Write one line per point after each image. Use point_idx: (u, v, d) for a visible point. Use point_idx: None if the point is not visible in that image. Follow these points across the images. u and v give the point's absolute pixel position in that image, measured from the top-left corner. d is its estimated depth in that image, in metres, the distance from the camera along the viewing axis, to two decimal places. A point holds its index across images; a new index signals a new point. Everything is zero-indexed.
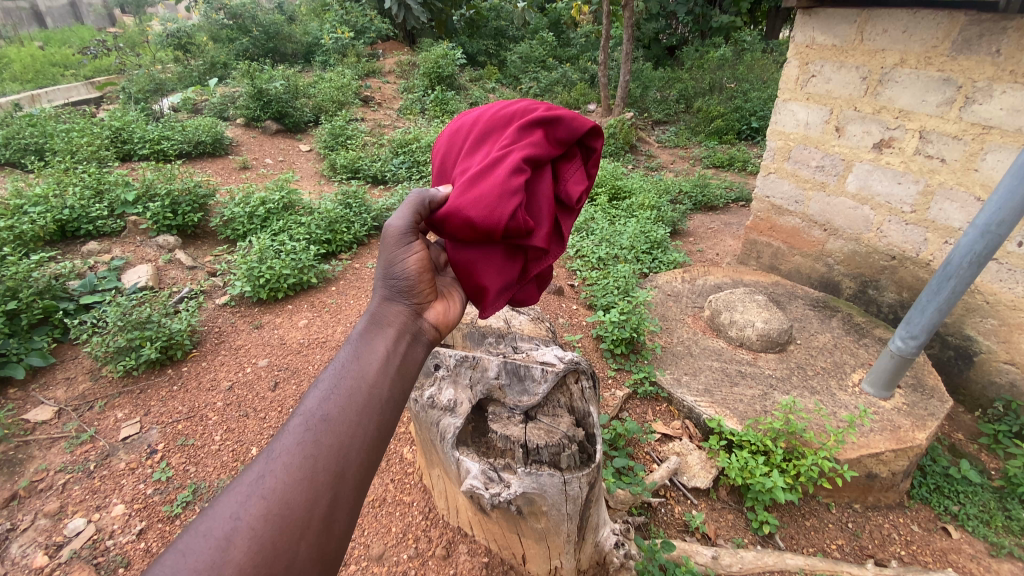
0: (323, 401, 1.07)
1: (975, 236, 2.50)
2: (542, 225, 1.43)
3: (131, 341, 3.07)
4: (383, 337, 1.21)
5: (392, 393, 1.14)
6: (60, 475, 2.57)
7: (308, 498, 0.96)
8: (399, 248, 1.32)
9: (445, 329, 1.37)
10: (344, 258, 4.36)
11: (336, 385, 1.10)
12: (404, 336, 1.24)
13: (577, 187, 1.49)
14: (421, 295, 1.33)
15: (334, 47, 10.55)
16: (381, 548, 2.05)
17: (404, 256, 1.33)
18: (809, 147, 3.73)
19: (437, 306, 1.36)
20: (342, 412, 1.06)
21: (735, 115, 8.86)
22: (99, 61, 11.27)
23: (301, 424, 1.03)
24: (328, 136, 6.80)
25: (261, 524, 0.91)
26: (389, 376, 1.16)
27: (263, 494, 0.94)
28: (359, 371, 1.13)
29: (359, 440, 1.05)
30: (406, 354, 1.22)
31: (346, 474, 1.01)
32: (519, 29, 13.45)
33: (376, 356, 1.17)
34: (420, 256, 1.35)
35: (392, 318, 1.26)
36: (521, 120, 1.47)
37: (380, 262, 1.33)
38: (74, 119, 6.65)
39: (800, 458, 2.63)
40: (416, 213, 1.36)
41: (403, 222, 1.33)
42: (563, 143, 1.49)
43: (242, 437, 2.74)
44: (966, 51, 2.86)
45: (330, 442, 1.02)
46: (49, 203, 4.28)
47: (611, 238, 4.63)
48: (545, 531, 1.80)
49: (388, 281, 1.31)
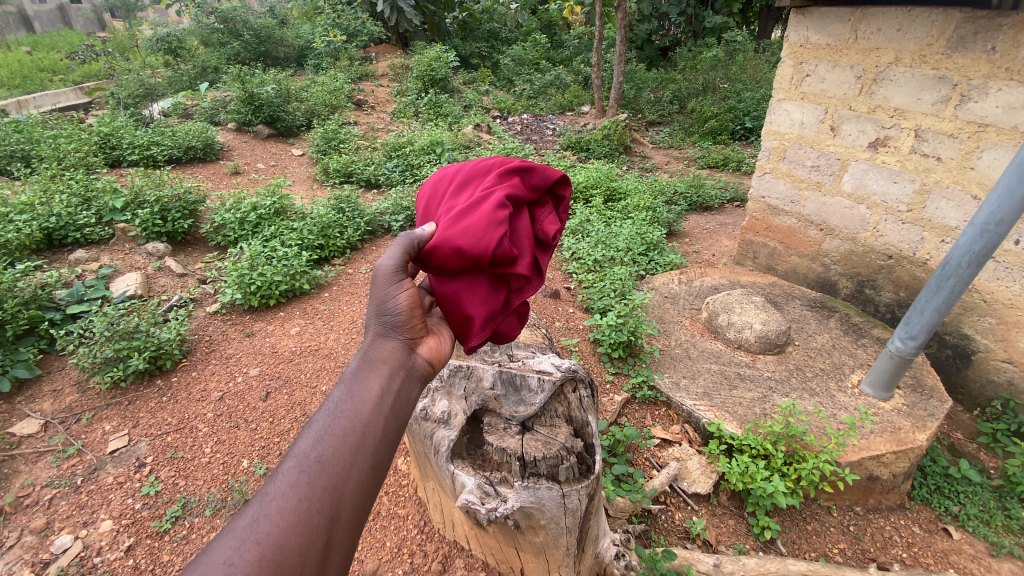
0: (316, 442, 1.02)
1: (973, 235, 2.46)
2: (525, 255, 1.39)
3: (119, 351, 3.00)
4: (376, 374, 1.16)
5: (386, 432, 1.09)
6: (46, 491, 2.51)
7: (301, 543, 0.92)
8: (390, 286, 1.27)
9: (439, 365, 1.31)
10: (337, 264, 4.31)
11: (330, 425, 1.05)
12: (399, 374, 1.19)
13: (553, 226, 1.48)
14: (415, 330, 1.28)
15: (327, 50, 10.54)
16: (375, 564, 1.99)
17: (396, 292, 1.28)
18: (804, 147, 3.71)
19: (430, 341, 1.31)
20: (336, 454, 1.02)
21: (729, 115, 8.88)
22: (88, 66, 11.09)
23: (295, 467, 0.99)
24: (321, 140, 6.75)
25: (254, 570, 0.86)
26: (383, 414, 1.11)
27: (257, 539, 0.89)
28: (352, 411, 1.09)
29: (353, 480, 1.01)
30: (402, 390, 1.17)
31: (340, 516, 0.97)
32: (512, 31, 13.49)
33: (369, 395, 1.12)
34: (412, 292, 1.29)
35: (386, 354, 1.21)
36: (500, 167, 1.46)
37: (372, 300, 1.27)
38: (63, 125, 6.57)
39: (801, 461, 2.59)
40: (406, 251, 1.31)
41: (394, 262, 1.28)
42: (538, 188, 1.48)
43: (233, 449, 2.69)
44: (960, 49, 2.84)
45: (323, 484, 0.98)
46: (36, 211, 4.20)
47: (606, 240, 4.58)
48: (544, 545, 1.75)
49: (380, 316, 1.26)
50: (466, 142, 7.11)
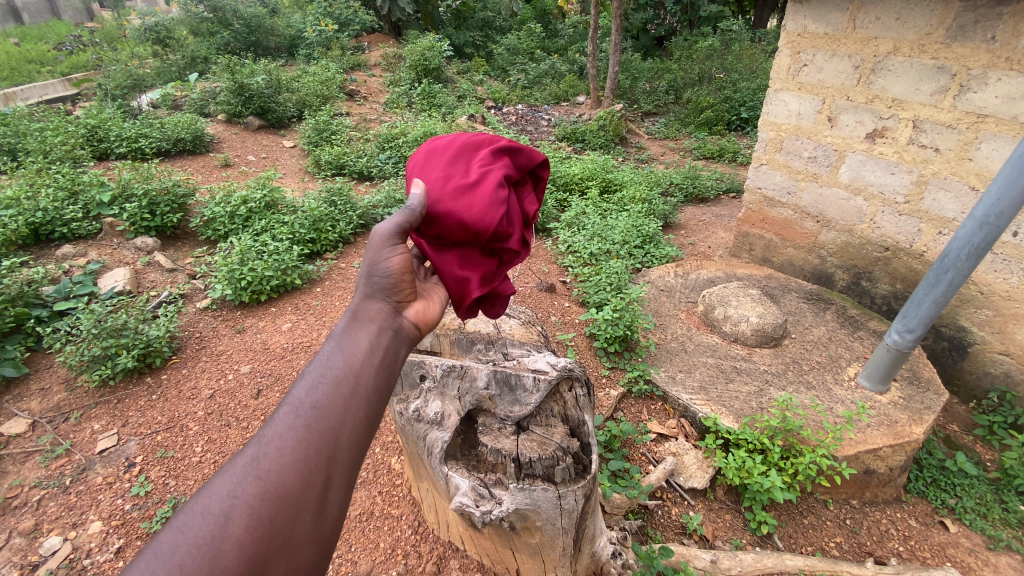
0: (310, 389, 0.99)
1: (973, 228, 2.44)
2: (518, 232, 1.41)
3: (107, 349, 2.95)
4: (366, 329, 1.12)
5: (380, 383, 1.06)
6: (34, 492, 2.46)
7: (301, 481, 0.91)
8: (382, 247, 1.18)
9: (428, 330, 1.24)
10: (329, 258, 4.26)
11: (324, 372, 1.02)
12: (388, 331, 1.14)
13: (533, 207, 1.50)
14: (404, 293, 1.20)
15: (318, 40, 10.38)
16: (369, 565, 1.97)
17: (388, 254, 1.19)
18: (801, 138, 3.67)
19: (417, 305, 1.24)
20: (331, 400, 0.99)
21: (724, 106, 8.84)
22: (75, 56, 10.85)
23: (289, 412, 0.96)
24: (312, 131, 6.66)
25: (257, 501, 0.86)
26: (377, 365, 1.07)
27: (258, 475, 0.89)
28: (344, 362, 1.05)
29: (348, 426, 0.98)
30: (394, 343, 1.13)
31: (338, 458, 0.95)
32: (506, 20, 13.33)
33: (361, 348, 1.08)
34: (407, 256, 1.22)
35: (376, 312, 1.16)
36: (490, 146, 1.43)
37: (363, 261, 1.20)
38: (49, 117, 6.44)
39: (798, 456, 2.57)
40: (408, 216, 1.24)
41: (392, 226, 1.20)
42: (523, 170, 1.49)
43: (224, 448, 2.65)
44: (960, 39, 2.81)
45: (319, 428, 0.95)
46: (21, 206, 4.11)
47: (602, 233, 4.51)
48: (540, 546, 1.73)
49: (370, 279, 1.18)
50: (460, 133, 7.02)
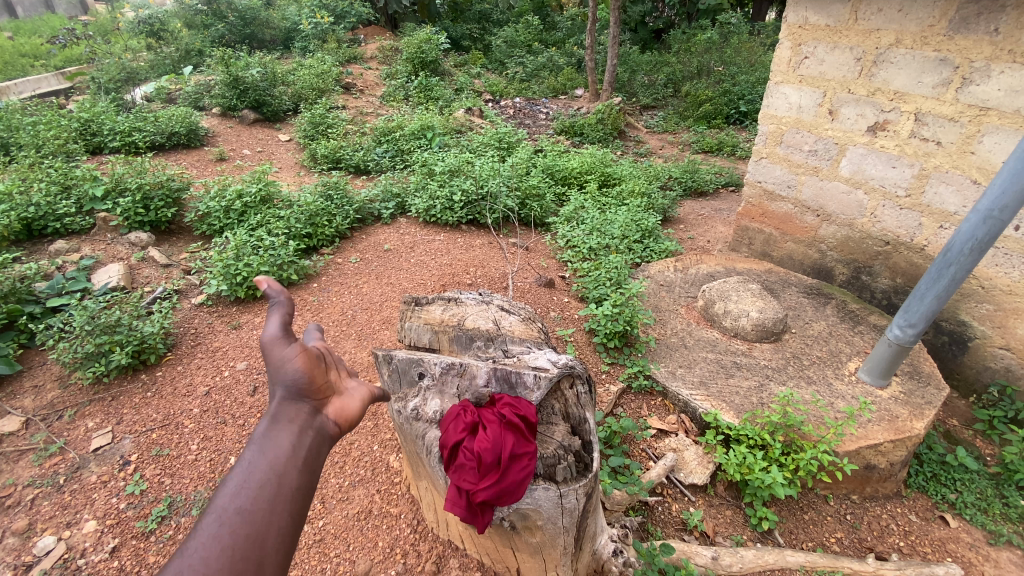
0: (234, 495, 1.00)
1: (977, 222, 2.41)
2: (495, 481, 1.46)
3: (100, 346, 2.91)
4: (285, 432, 1.13)
5: (303, 481, 1.08)
6: (27, 491, 2.43)
7: None
8: (285, 354, 1.23)
9: (350, 422, 1.26)
10: (326, 254, 4.22)
11: (245, 479, 1.03)
12: (308, 432, 1.16)
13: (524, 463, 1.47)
14: (319, 390, 1.24)
15: (314, 32, 10.28)
16: (367, 564, 1.95)
17: (291, 359, 1.23)
18: (802, 131, 3.63)
19: (336, 401, 1.27)
20: (255, 504, 1.00)
21: (723, 99, 8.79)
22: (68, 49, 10.70)
23: (214, 520, 0.96)
24: (308, 125, 6.59)
25: None
26: (297, 466, 1.09)
27: None
28: (266, 465, 1.07)
29: (275, 528, 1.00)
30: (313, 442, 1.15)
31: (266, 561, 0.96)
32: (503, 13, 13.22)
33: (282, 449, 1.10)
34: (308, 356, 1.26)
35: (293, 414, 1.18)
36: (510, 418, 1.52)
37: (270, 369, 1.23)
38: (42, 111, 6.35)
39: (799, 452, 2.55)
40: (286, 311, 1.27)
41: (279, 327, 1.24)
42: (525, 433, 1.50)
43: (221, 445, 2.63)
44: (963, 31, 2.77)
45: (246, 533, 0.97)
46: (13, 200, 4.06)
47: (602, 227, 4.46)
48: (541, 545, 1.71)
49: (281, 382, 1.21)
50: (458, 127, 6.96)
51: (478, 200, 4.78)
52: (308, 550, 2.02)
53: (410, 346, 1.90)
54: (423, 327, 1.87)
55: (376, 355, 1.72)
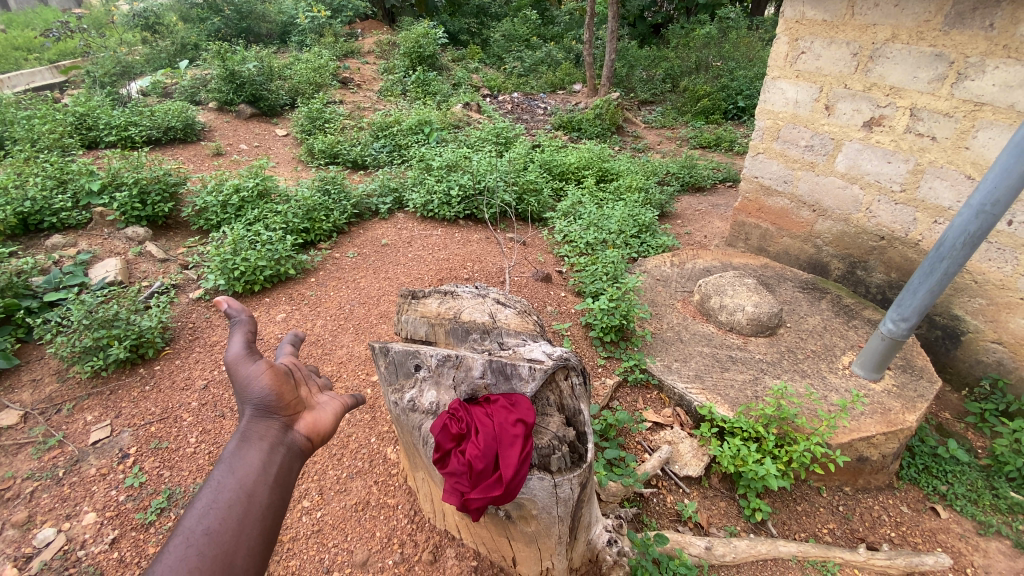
0: (202, 516, 1.01)
1: (969, 216, 2.43)
2: (484, 476, 1.48)
3: (99, 340, 2.91)
4: (254, 450, 1.15)
5: (273, 499, 1.09)
6: (27, 483, 2.45)
7: None
8: (250, 372, 1.25)
9: (321, 437, 1.29)
10: (323, 248, 4.22)
11: (214, 499, 1.04)
12: (278, 449, 1.18)
13: (514, 459, 1.46)
14: (289, 407, 1.26)
15: (310, 26, 10.24)
16: (365, 554, 1.97)
17: (257, 377, 1.25)
18: (798, 126, 3.65)
19: (307, 416, 1.29)
20: (224, 524, 1.01)
21: (721, 94, 8.79)
22: (62, 43, 10.63)
23: (181, 542, 0.96)
24: (305, 120, 6.58)
25: None
26: (267, 484, 1.11)
27: None
28: (236, 484, 1.08)
29: (243, 546, 1.01)
30: (284, 461, 1.17)
31: None
32: (501, 7, 13.18)
33: (252, 467, 1.12)
34: (276, 373, 1.28)
35: (263, 431, 1.19)
36: (501, 415, 1.54)
37: (236, 388, 1.26)
38: (37, 105, 6.32)
39: (792, 444, 2.58)
40: (248, 329, 1.31)
41: (243, 346, 1.28)
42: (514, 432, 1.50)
43: (219, 439, 2.64)
44: (958, 26, 2.78)
45: (213, 553, 0.97)
46: (9, 195, 4.05)
47: (599, 222, 4.48)
48: (536, 534, 1.73)
49: (249, 401, 1.23)
50: (456, 122, 6.95)
51: (475, 195, 4.78)
52: (306, 541, 2.04)
53: (405, 337, 1.90)
54: (419, 320, 1.87)
55: (372, 347, 1.72)
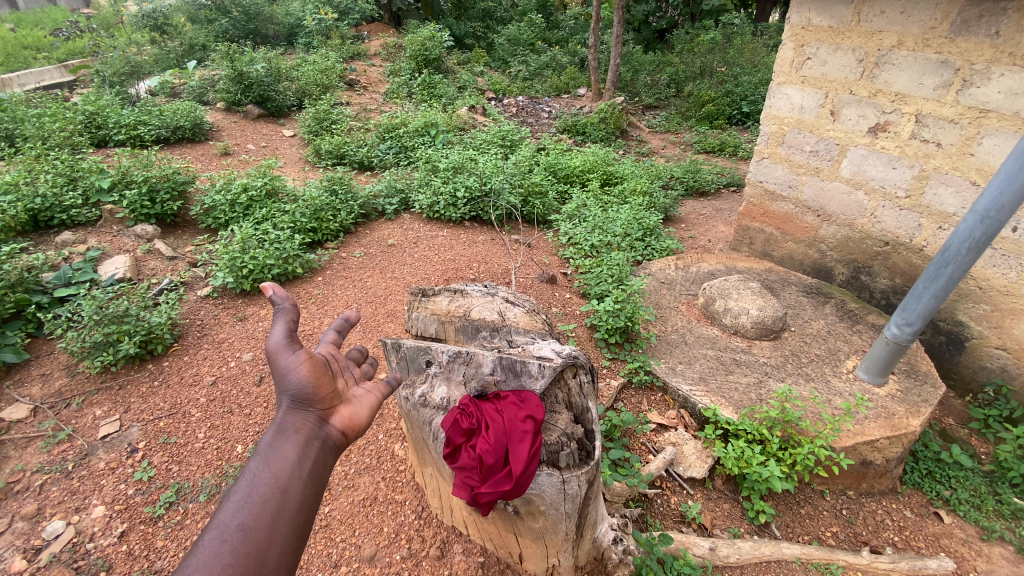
0: (237, 511, 1.03)
1: (974, 222, 2.44)
2: (492, 470, 1.49)
3: (109, 336, 2.94)
4: (290, 444, 1.17)
5: (306, 496, 1.11)
6: (37, 476, 2.47)
7: None
8: (288, 361, 1.26)
9: (355, 432, 1.30)
10: (330, 248, 4.26)
11: (249, 493, 1.06)
12: (313, 443, 1.19)
13: (522, 453, 1.47)
14: (325, 400, 1.27)
15: (317, 28, 10.34)
16: (373, 549, 1.98)
17: (295, 368, 1.26)
18: (804, 131, 3.67)
19: (343, 410, 1.30)
20: (258, 519, 1.03)
21: (726, 100, 8.82)
22: (72, 43, 10.75)
23: (215, 537, 0.98)
24: (312, 120, 6.63)
25: None
26: (301, 480, 1.13)
27: None
28: (271, 478, 1.10)
29: (276, 543, 1.03)
30: (318, 458, 1.18)
31: None
32: (507, 12, 13.26)
33: (287, 461, 1.14)
34: (314, 363, 1.29)
35: (299, 424, 1.21)
36: (512, 411, 1.55)
37: (275, 377, 1.27)
38: (47, 103, 6.36)
39: (796, 447, 2.59)
40: (290, 317, 1.31)
41: (283, 334, 1.28)
42: (522, 429, 1.52)
43: (227, 434, 2.66)
44: (964, 33, 2.81)
45: (247, 550, 0.99)
46: (20, 191, 4.08)
47: (604, 225, 4.49)
48: (543, 530, 1.75)
49: (288, 392, 1.25)
50: (462, 124, 6.99)
51: (481, 197, 4.82)
52: (314, 535, 2.07)
53: (416, 334, 1.94)
54: (429, 317, 1.90)
55: (384, 342, 1.76)
